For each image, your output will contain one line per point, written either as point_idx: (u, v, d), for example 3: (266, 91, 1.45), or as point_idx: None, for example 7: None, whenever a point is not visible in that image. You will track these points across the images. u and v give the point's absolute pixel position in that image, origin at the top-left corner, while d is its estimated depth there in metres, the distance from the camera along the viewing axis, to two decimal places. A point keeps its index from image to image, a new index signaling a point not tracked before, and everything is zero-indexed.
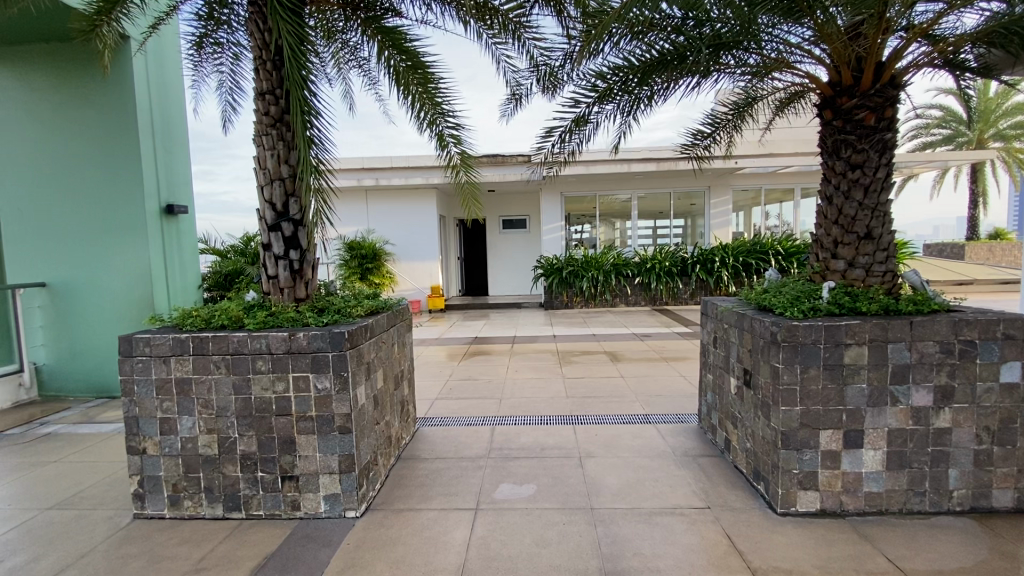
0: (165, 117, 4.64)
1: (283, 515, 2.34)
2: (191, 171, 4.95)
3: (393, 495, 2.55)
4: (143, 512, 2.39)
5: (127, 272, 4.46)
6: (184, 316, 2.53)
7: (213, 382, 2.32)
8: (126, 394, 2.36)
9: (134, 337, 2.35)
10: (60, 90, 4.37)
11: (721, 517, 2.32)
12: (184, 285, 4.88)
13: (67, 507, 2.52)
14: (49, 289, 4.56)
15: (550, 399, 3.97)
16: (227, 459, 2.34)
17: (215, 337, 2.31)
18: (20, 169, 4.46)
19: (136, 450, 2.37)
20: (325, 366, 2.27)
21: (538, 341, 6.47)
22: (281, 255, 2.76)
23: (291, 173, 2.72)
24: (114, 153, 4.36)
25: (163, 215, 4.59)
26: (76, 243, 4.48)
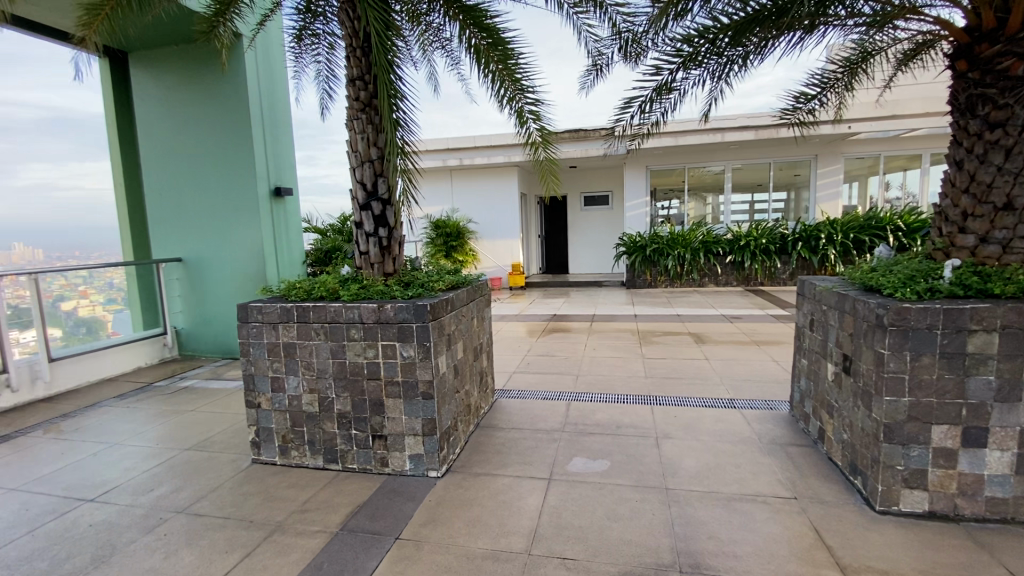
0: (272, 107, 5.10)
1: (374, 470, 2.57)
2: (295, 157, 5.42)
3: (471, 459, 2.69)
4: (259, 458, 2.74)
5: (244, 249, 5.02)
6: (290, 287, 2.82)
7: (314, 347, 2.57)
8: (245, 355, 2.70)
9: (249, 305, 2.66)
10: (187, 86, 4.93)
11: (809, 509, 2.19)
12: (291, 260, 5.40)
13: (201, 449, 2.95)
14: (185, 263, 5.28)
15: (629, 378, 3.93)
16: (326, 416, 2.60)
17: (315, 306, 2.55)
18: (159, 159, 5.14)
19: (253, 403, 2.71)
20: (410, 336, 2.43)
21: (619, 319, 6.38)
22: (372, 233, 2.95)
23: (379, 154, 2.88)
24: (231, 142, 4.88)
25: (272, 197, 5.08)
26: (203, 223, 5.11)
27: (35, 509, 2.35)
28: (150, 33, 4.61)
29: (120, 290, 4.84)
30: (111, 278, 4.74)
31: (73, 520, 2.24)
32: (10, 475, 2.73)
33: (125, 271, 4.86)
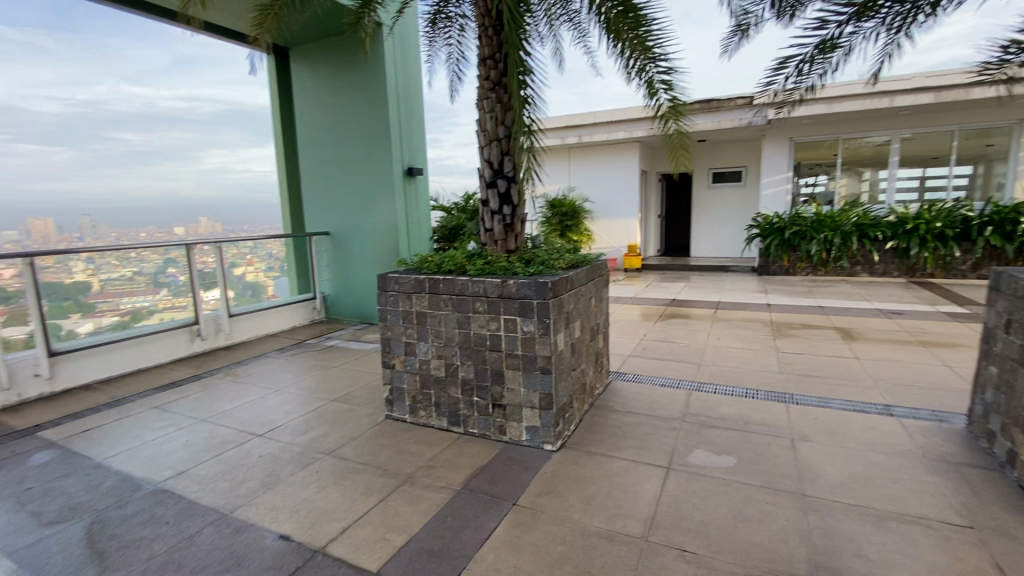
0: (407, 91, 5.43)
1: (492, 437, 2.69)
2: (425, 138, 5.74)
3: (586, 438, 2.69)
4: (392, 414, 3.01)
5: (381, 225, 5.48)
6: (422, 260, 3.02)
7: (442, 317, 2.74)
8: (382, 320, 2.96)
9: (388, 276, 2.90)
10: (336, 75, 5.44)
11: (992, 542, 1.84)
12: (420, 237, 5.79)
13: (343, 401, 3.33)
14: (332, 237, 5.93)
15: (759, 373, 3.61)
16: (452, 382, 2.77)
17: (444, 279, 2.71)
18: (313, 143, 5.79)
19: (388, 364, 2.98)
20: (531, 311, 2.46)
21: (748, 308, 5.88)
22: (496, 210, 3.03)
23: (506, 133, 2.92)
24: (371, 126, 5.30)
25: (405, 177, 5.46)
26: (348, 201, 5.67)
27: (220, 437, 2.85)
28: (307, 28, 5.14)
29: (278, 259, 5.57)
30: (271, 249, 5.46)
31: (247, 450, 2.67)
32: (203, 408, 3.33)
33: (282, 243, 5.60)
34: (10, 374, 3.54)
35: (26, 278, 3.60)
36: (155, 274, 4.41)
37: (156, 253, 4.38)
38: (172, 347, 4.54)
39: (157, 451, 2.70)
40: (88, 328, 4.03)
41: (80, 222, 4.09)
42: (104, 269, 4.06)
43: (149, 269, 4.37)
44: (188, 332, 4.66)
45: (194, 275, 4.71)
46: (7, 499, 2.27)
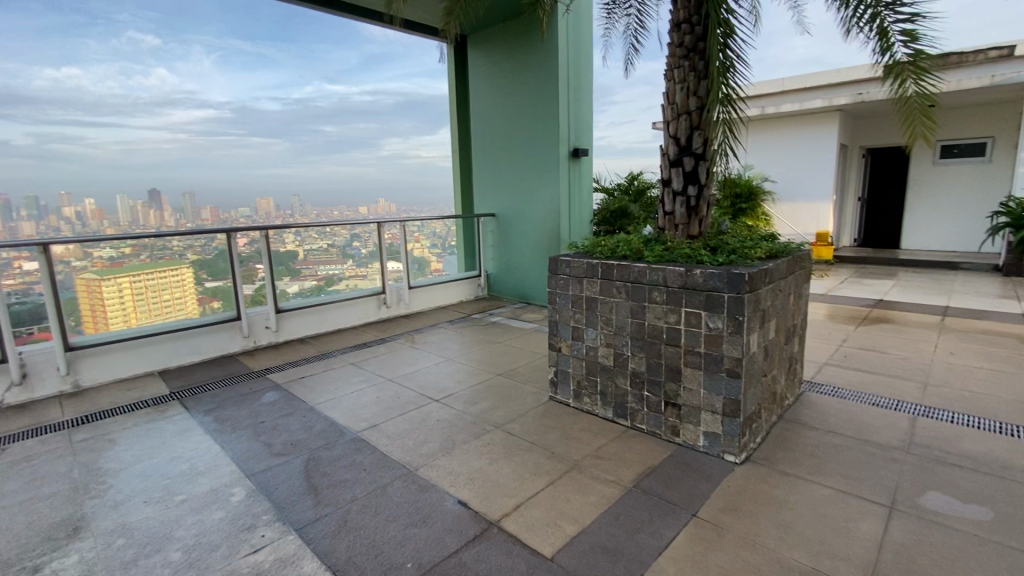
0: (578, 71, 5.32)
1: (663, 436, 2.51)
2: (593, 118, 5.59)
3: (775, 454, 2.36)
4: (555, 396, 3.00)
5: (544, 207, 5.52)
6: (595, 244, 2.91)
7: (615, 304, 2.60)
8: (552, 303, 2.94)
9: (560, 258, 2.86)
10: (509, 59, 5.54)
11: None
12: (581, 219, 5.71)
13: (508, 377, 3.43)
14: (496, 219, 6.15)
15: (1018, 404, 2.81)
16: (621, 373, 2.63)
17: (620, 264, 2.56)
18: (484, 128, 6.02)
19: (555, 347, 2.95)
20: (720, 306, 2.19)
21: (991, 318, 4.65)
22: (680, 191, 2.76)
23: (698, 105, 2.61)
24: (540, 107, 5.31)
25: (570, 159, 5.39)
26: (513, 183, 5.81)
27: (402, 398, 3.13)
28: (486, 13, 5.29)
29: (441, 238, 5.88)
30: (435, 227, 5.80)
31: (426, 413, 2.89)
32: (388, 369, 3.73)
33: (449, 223, 5.95)
34: (250, 324, 4.46)
35: (258, 245, 4.46)
36: (344, 247, 5.03)
37: (345, 229, 4.98)
38: (363, 312, 5.24)
39: (354, 403, 3.09)
40: (295, 289, 4.77)
41: (291, 201, 4.77)
42: (307, 241, 4.75)
43: (340, 243, 4.99)
44: (375, 300, 5.33)
45: (372, 249, 5.27)
46: (250, 428, 2.78)
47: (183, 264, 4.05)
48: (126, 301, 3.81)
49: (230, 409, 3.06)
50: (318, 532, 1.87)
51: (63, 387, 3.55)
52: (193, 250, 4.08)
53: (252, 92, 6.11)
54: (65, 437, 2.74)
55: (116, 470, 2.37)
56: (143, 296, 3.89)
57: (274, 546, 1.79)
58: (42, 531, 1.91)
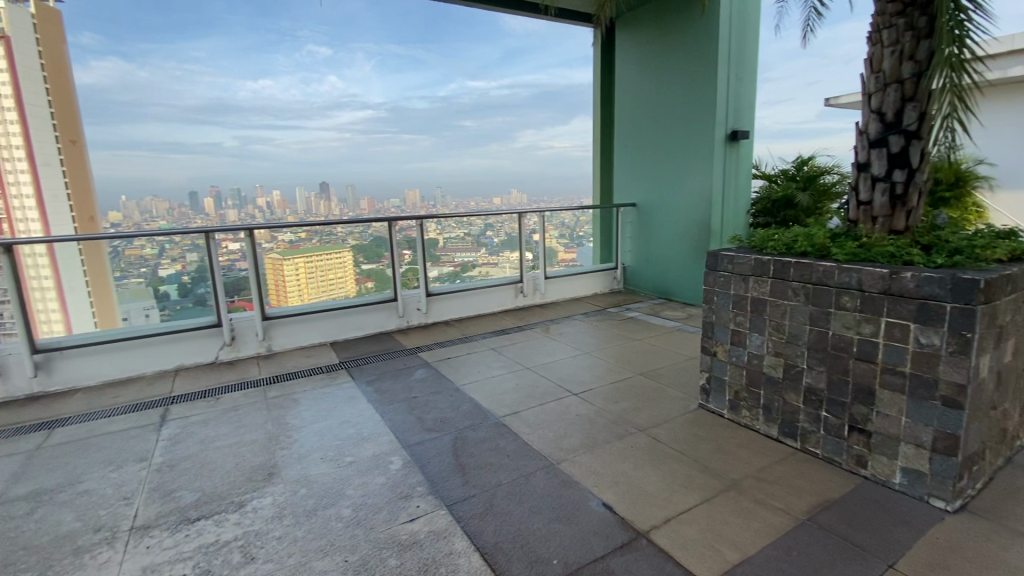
0: (742, 44, 4.80)
1: (844, 465, 2.15)
2: (756, 97, 5.03)
3: (1006, 508, 1.87)
4: (706, 404, 2.76)
5: (693, 196, 5.13)
6: (764, 238, 2.58)
7: (789, 308, 2.28)
8: (708, 302, 2.69)
9: (721, 253, 2.60)
10: (660, 39, 5.22)
11: None
12: (736, 210, 5.19)
13: (651, 377, 3.25)
14: (638, 209, 5.89)
15: None
16: (791, 386, 2.31)
17: (798, 262, 2.24)
18: (630, 113, 5.78)
19: (709, 351, 2.71)
20: (938, 319, 1.79)
21: None
22: (882, 177, 2.32)
23: (915, 71, 2.15)
24: (695, 88, 4.92)
25: (728, 143, 4.91)
26: (659, 171, 5.49)
27: (541, 388, 3.14)
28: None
29: (568, 228, 5.78)
30: (563, 218, 5.69)
31: (566, 406, 2.85)
32: (526, 357, 3.78)
33: (578, 213, 5.79)
34: (404, 305, 4.86)
35: (415, 233, 4.85)
36: (478, 236, 5.22)
37: (480, 219, 5.18)
38: (502, 299, 5.41)
39: (496, 388, 3.17)
40: (436, 275, 5.05)
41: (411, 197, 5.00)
42: (446, 229, 5.02)
43: (475, 232, 5.19)
44: (513, 289, 5.46)
45: (504, 238, 5.38)
46: (404, 402, 3.01)
47: (344, 248, 4.55)
48: (301, 280, 4.38)
49: (387, 382, 3.35)
50: (466, 512, 1.92)
51: (260, 349, 4.22)
52: (353, 236, 4.56)
53: (389, 99, 8.92)
54: (261, 393, 3.24)
55: (299, 426, 2.72)
56: (314, 276, 4.44)
57: (428, 518, 1.89)
58: (246, 472, 2.26)
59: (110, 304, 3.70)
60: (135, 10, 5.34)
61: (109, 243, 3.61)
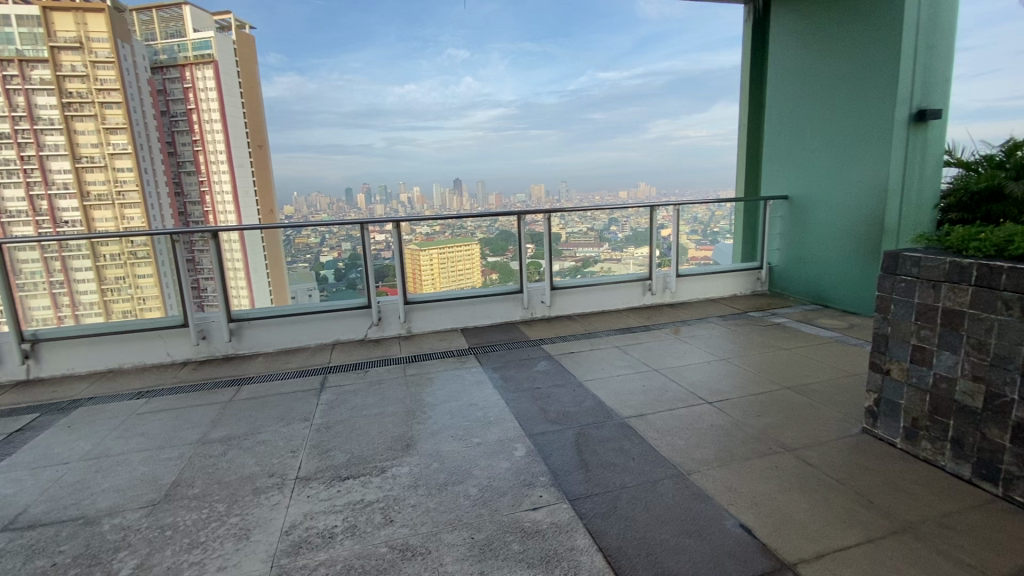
0: (937, 4, 4.00)
1: None
2: (957, 66, 4.14)
3: None
4: (873, 429, 2.38)
5: (862, 188, 4.43)
6: (965, 236, 2.11)
7: (996, 323, 1.84)
8: (882, 312, 2.30)
9: (902, 254, 2.20)
10: (827, 9, 4.59)
11: None
12: (922, 203, 4.36)
13: (800, 392, 2.88)
14: (791, 202, 5.28)
15: None
16: (993, 420, 1.87)
17: (1013, 267, 1.78)
18: (785, 96, 5.19)
19: (879, 368, 2.31)
20: None
21: None
22: None
23: None
24: (871, 61, 4.23)
25: (912, 124, 4.14)
26: (820, 159, 4.85)
27: (671, 392, 2.97)
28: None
29: (701, 222, 5.34)
30: (695, 212, 5.28)
31: (698, 414, 2.66)
32: (655, 358, 3.61)
33: (713, 206, 5.35)
34: (530, 297, 4.96)
35: (542, 226, 4.91)
36: (602, 230, 5.12)
37: (604, 214, 5.09)
38: (628, 296, 5.24)
39: (621, 387, 3.08)
40: (558, 269, 5.04)
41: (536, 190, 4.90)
42: (569, 224, 5.01)
43: (598, 226, 5.10)
44: (641, 286, 5.26)
45: (629, 233, 5.22)
46: (529, 392, 3.06)
47: (473, 241, 4.77)
48: (434, 269, 4.68)
49: (513, 371, 3.44)
50: (590, 509, 1.89)
51: (399, 331, 4.61)
52: (481, 230, 4.78)
53: (519, 96, 11.38)
54: (400, 370, 3.54)
55: (432, 404, 2.92)
56: (446, 266, 4.72)
57: (550, 510, 1.89)
58: (386, 441, 2.49)
59: (283, 285, 4.35)
60: (309, 35, 8.57)
61: (283, 232, 4.27)
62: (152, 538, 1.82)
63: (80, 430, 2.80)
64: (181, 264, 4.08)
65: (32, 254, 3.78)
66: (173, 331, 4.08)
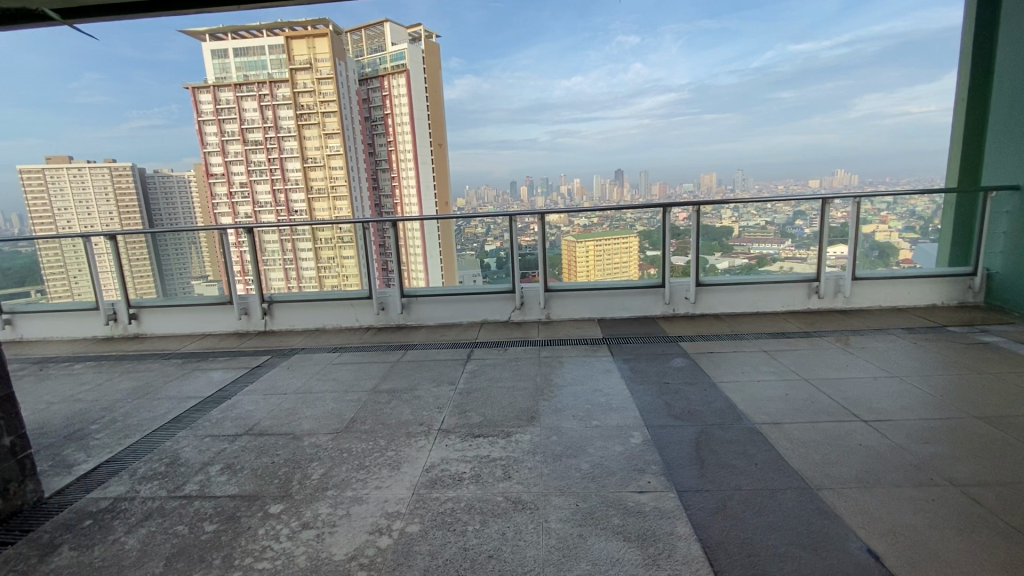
0: None
1: None
2: None
3: None
4: None
5: None
6: None
7: None
8: None
9: None
10: None
11: None
12: None
13: (997, 425, 2.37)
14: (1021, 193, 4.23)
15: None
16: None
17: None
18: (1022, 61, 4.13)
19: None
20: None
21: None
22: None
23: None
24: None
25: None
26: None
27: (819, 404, 2.71)
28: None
29: (921, 218, 4.63)
30: (914, 205, 4.59)
31: (847, 431, 2.39)
32: (808, 367, 3.27)
33: (937, 197, 4.57)
34: (673, 293, 4.83)
35: (692, 221, 4.73)
36: (785, 225, 4.73)
37: (789, 206, 4.64)
38: (790, 299, 4.75)
39: (759, 393, 2.90)
40: (725, 266, 4.82)
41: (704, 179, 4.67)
42: (744, 217, 4.74)
43: (780, 221, 4.72)
44: (806, 287, 4.73)
45: (819, 229, 4.69)
46: (656, 386, 3.07)
47: (632, 234, 4.84)
48: (589, 259, 4.87)
49: (644, 364, 3.46)
50: (697, 503, 1.90)
51: (540, 316, 4.91)
52: (641, 222, 4.80)
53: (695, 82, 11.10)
54: (536, 352, 3.82)
55: (560, 385, 3.12)
56: (602, 258, 4.87)
57: (656, 496, 1.95)
58: (515, 411, 2.77)
59: (453, 270, 4.96)
60: None
61: (455, 223, 4.89)
62: (333, 456, 2.36)
63: (295, 371, 3.66)
64: (371, 247, 4.92)
65: (272, 237, 4.98)
66: (361, 301, 4.97)
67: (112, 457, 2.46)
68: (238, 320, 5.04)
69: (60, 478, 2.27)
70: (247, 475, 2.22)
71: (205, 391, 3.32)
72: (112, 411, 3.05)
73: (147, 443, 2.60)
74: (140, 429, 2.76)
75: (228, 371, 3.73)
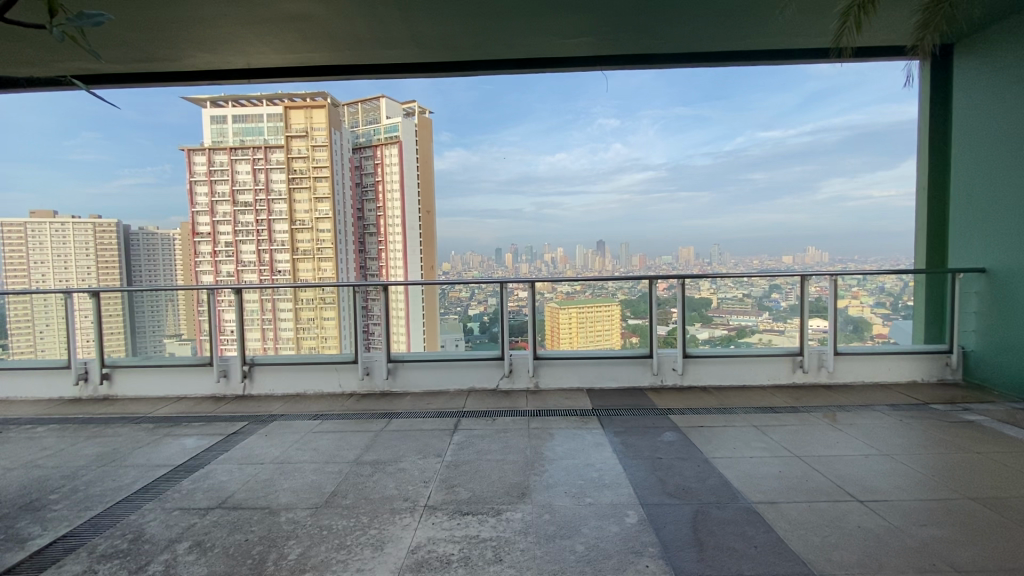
0: None
1: None
2: None
3: None
4: None
5: None
6: None
7: None
8: None
9: None
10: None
11: None
12: None
13: (990, 507, 2.37)
14: (990, 275, 4.47)
15: None
16: None
17: None
18: (976, 156, 4.54)
19: None
20: None
21: None
22: None
23: None
24: None
25: None
26: None
27: (814, 483, 2.67)
28: (1000, 3, 3.94)
29: (890, 294, 4.84)
30: (883, 282, 4.79)
31: (844, 511, 2.35)
32: (800, 444, 3.25)
33: (905, 276, 4.79)
34: (660, 363, 4.85)
35: (674, 290, 4.87)
36: (762, 298, 4.87)
37: (765, 280, 4.81)
38: (775, 372, 4.80)
39: (752, 469, 2.86)
40: (706, 336, 4.90)
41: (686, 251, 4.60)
42: (722, 289, 4.89)
43: (756, 293, 4.87)
44: (790, 361, 4.80)
45: (793, 303, 4.84)
46: (648, 461, 3.00)
47: (614, 302, 4.95)
48: (572, 326, 4.92)
49: (634, 437, 3.40)
50: None
51: (528, 384, 4.86)
52: (623, 291, 4.94)
53: None
54: (526, 423, 3.73)
55: (551, 459, 3.04)
56: (584, 326, 4.93)
57: None
58: (505, 487, 2.67)
59: (434, 332, 4.95)
60: None
61: (440, 287, 4.92)
62: (313, 533, 2.22)
63: (273, 439, 3.50)
64: (358, 309, 4.92)
65: (254, 295, 4.92)
66: (345, 366, 4.87)
67: (69, 532, 2.27)
68: (216, 383, 4.87)
69: (11, 555, 2.08)
70: (218, 554, 2.06)
71: (176, 459, 3.14)
72: (74, 479, 2.86)
73: (110, 516, 2.41)
74: (102, 501, 2.58)
75: (202, 437, 3.55)
